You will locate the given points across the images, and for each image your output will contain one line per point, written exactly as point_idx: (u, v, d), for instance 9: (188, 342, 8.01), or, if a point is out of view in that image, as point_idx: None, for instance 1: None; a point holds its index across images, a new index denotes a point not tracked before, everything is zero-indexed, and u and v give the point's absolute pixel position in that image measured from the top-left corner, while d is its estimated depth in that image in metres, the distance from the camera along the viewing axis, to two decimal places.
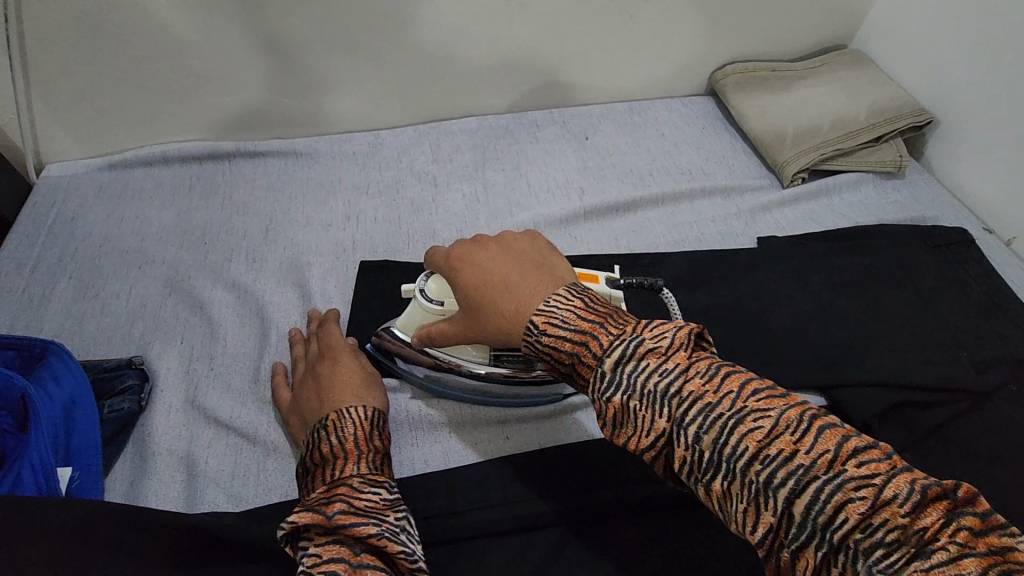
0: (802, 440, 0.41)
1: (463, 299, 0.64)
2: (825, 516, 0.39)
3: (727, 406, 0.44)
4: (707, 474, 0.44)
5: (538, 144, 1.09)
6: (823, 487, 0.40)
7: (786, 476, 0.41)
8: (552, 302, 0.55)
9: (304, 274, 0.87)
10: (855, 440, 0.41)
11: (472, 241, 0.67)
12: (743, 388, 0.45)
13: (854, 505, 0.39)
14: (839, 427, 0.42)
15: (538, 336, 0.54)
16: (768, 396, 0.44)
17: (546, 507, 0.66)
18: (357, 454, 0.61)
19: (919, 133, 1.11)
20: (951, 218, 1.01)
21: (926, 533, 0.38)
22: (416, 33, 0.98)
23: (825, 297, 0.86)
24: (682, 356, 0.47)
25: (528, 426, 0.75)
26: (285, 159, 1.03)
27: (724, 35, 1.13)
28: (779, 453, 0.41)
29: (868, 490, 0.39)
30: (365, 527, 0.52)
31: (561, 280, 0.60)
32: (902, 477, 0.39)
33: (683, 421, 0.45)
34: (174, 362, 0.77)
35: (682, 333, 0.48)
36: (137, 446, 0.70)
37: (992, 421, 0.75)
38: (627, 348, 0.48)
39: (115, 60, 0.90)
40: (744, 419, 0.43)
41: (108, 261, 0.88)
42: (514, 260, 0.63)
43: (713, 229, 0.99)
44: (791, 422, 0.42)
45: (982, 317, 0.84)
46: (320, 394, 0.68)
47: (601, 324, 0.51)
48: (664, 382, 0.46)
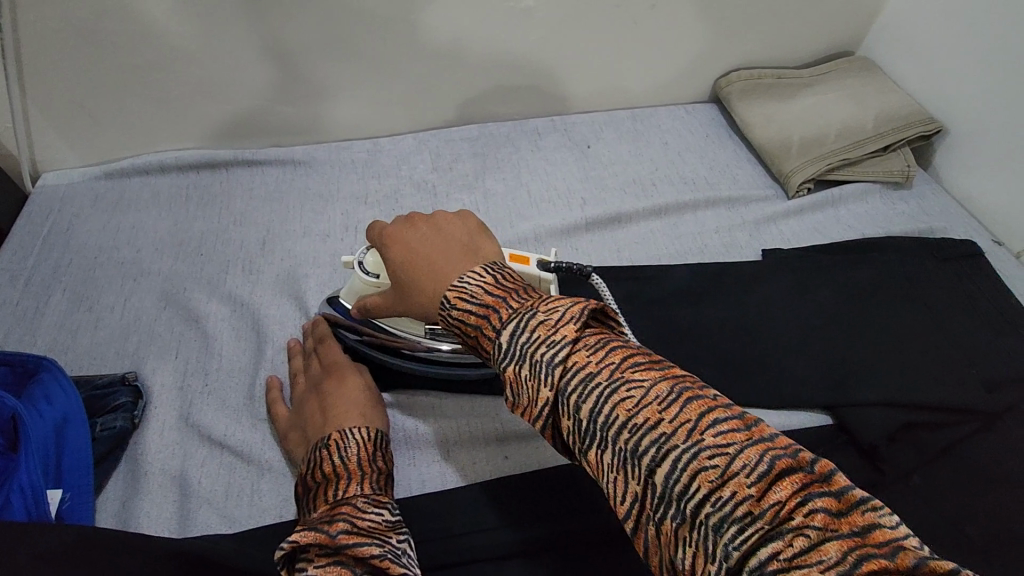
0: (667, 411, 0.40)
1: (392, 276, 0.63)
2: (681, 486, 0.37)
3: (605, 376, 0.42)
4: (584, 443, 0.43)
5: (540, 153, 1.08)
6: (681, 455, 0.38)
7: (650, 445, 0.39)
8: (465, 278, 0.53)
9: (299, 286, 0.86)
10: (721, 411, 0.39)
11: (404, 219, 0.65)
12: (623, 360, 0.43)
13: (707, 473, 0.37)
14: (709, 400, 0.40)
15: (449, 310, 0.52)
16: (647, 366, 0.43)
17: (545, 530, 0.65)
18: (360, 475, 0.60)
19: (927, 142, 1.09)
20: (959, 230, 0.99)
21: (779, 509, 0.35)
22: (417, 39, 0.96)
23: (830, 312, 0.85)
24: (572, 328, 0.45)
25: (527, 444, 0.73)
26: (284, 168, 1.02)
27: (729, 41, 1.11)
28: (645, 422, 0.40)
29: (720, 458, 0.37)
30: (369, 547, 0.50)
31: (482, 258, 0.57)
32: (755, 448, 0.37)
33: (563, 390, 0.43)
34: (168, 378, 0.76)
35: (575, 307, 0.46)
36: (129, 465, 0.69)
37: (1002, 441, 0.74)
38: (520, 322, 0.46)
39: (113, 68, 0.89)
40: (618, 388, 0.42)
41: (103, 273, 0.86)
42: (441, 239, 0.60)
43: (717, 241, 0.97)
44: (662, 392, 0.41)
45: (991, 334, 0.82)
46: (324, 413, 0.67)
47: (505, 299, 0.50)
48: (549, 353, 0.44)
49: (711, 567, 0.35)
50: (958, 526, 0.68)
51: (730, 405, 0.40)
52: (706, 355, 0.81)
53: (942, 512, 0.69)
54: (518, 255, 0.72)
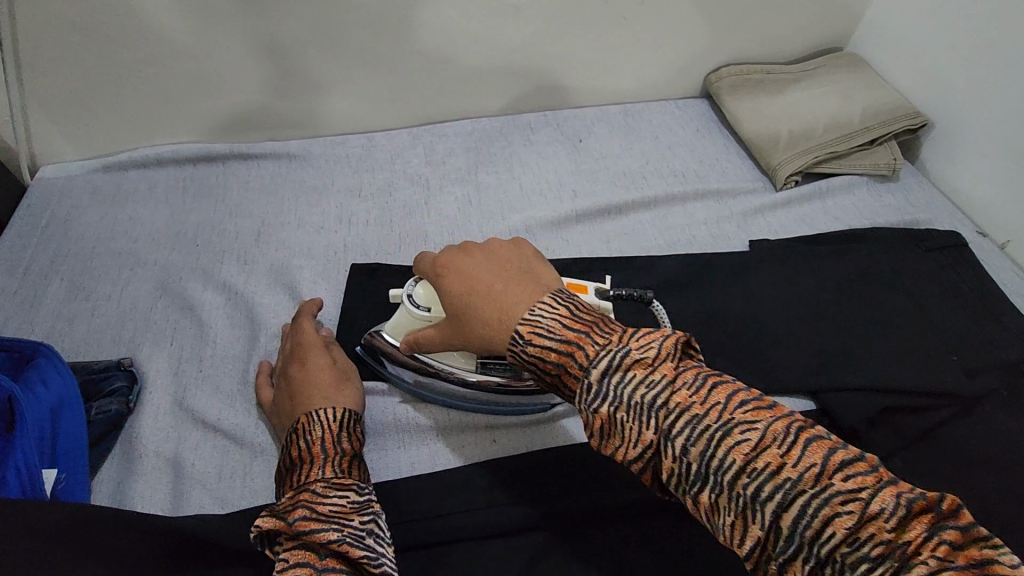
0: (788, 454, 0.44)
1: (449, 306, 0.62)
2: (813, 530, 0.42)
3: (714, 419, 0.46)
4: (696, 485, 0.46)
5: (532, 147, 1.09)
6: (809, 500, 0.42)
7: (772, 489, 0.43)
8: (536, 312, 0.55)
9: (293, 276, 0.88)
10: (841, 453, 0.43)
11: (456, 248, 0.66)
12: (729, 401, 0.47)
13: (840, 519, 0.41)
14: (825, 440, 0.44)
15: (523, 346, 0.54)
16: (756, 408, 0.47)
17: (531, 511, 0.66)
18: (323, 458, 0.61)
19: (914, 136, 1.10)
20: (945, 222, 1.01)
21: (907, 547, 0.40)
22: (409, 33, 0.98)
23: (816, 301, 0.86)
24: (669, 366, 0.49)
25: (515, 430, 0.75)
26: (279, 162, 1.03)
27: (718, 37, 1.13)
28: (765, 466, 0.44)
29: (853, 504, 0.41)
30: (326, 532, 0.52)
31: (546, 286, 0.58)
32: (886, 491, 0.41)
33: (672, 433, 0.47)
34: (163, 364, 0.77)
35: (669, 342, 0.50)
36: (124, 448, 0.70)
37: (983, 426, 0.75)
38: (612, 358, 0.50)
39: (110, 63, 0.91)
40: (731, 432, 0.46)
41: (100, 263, 0.88)
42: (501, 266, 0.61)
43: (706, 232, 0.98)
44: (778, 434, 0.45)
45: (974, 321, 0.84)
46: (293, 395, 0.68)
47: (587, 334, 0.52)
48: (651, 396, 0.48)
49: None
50: None
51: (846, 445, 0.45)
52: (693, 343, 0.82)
53: None
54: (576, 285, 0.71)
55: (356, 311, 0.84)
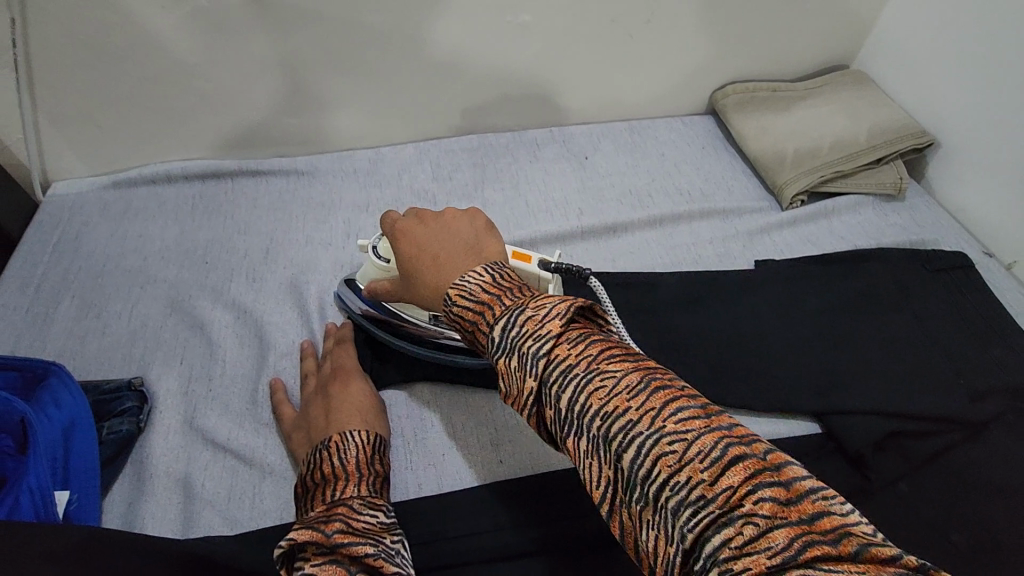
0: (635, 398, 0.40)
1: (402, 269, 0.66)
2: (645, 471, 0.38)
3: (583, 367, 0.43)
4: (562, 429, 0.43)
5: (538, 163, 1.10)
6: (645, 442, 0.38)
7: (618, 431, 0.39)
8: (466, 278, 0.55)
9: (302, 294, 0.88)
10: (686, 401, 0.39)
11: (413, 214, 0.68)
12: (600, 352, 0.44)
13: (667, 458, 0.37)
14: (675, 391, 0.40)
15: (450, 306, 0.55)
16: (620, 359, 0.43)
17: (539, 534, 0.66)
18: (357, 477, 0.62)
19: (919, 154, 1.11)
20: (950, 241, 1.01)
21: (731, 494, 0.35)
22: (418, 51, 0.99)
23: (822, 322, 0.86)
24: (557, 323, 0.46)
25: (521, 449, 0.75)
26: (287, 178, 1.04)
27: (725, 55, 1.13)
28: (615, 409, 0.40)
29: (680, 445, 0.37)
30: (362, 546, 0.53)
31: (488, 258, 0.60)
32: (712, 436, 0.37)
33: (548, 380, 0.44)
34: (174, 383, 0.78)
35: (563, 304, 0.47)
36: (135, 468, 0.71)
37: (990, 451, 0.75)
38: (511, 317, 0.48)
39: (122, 82, 0.92)
40: (592, 377, 0.42)
41: (111, 280, 0.89)
42: (449, 238, 0.63)
43: (712, 251, 0.99)
44: (632, 382, 0.41)
45: (980, 343, 0.84)
46: (328, 413, 0.69)
47: (500, 297, 0.51)
48: (534, 346, 0.45)
49: (669, 548, 0.36)
50: (945, 533, 0.70)
51: (697, 397, 0.41)
52: (699, 363, 0.83)
53: (929, 520, 0.71)
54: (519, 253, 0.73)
55: None
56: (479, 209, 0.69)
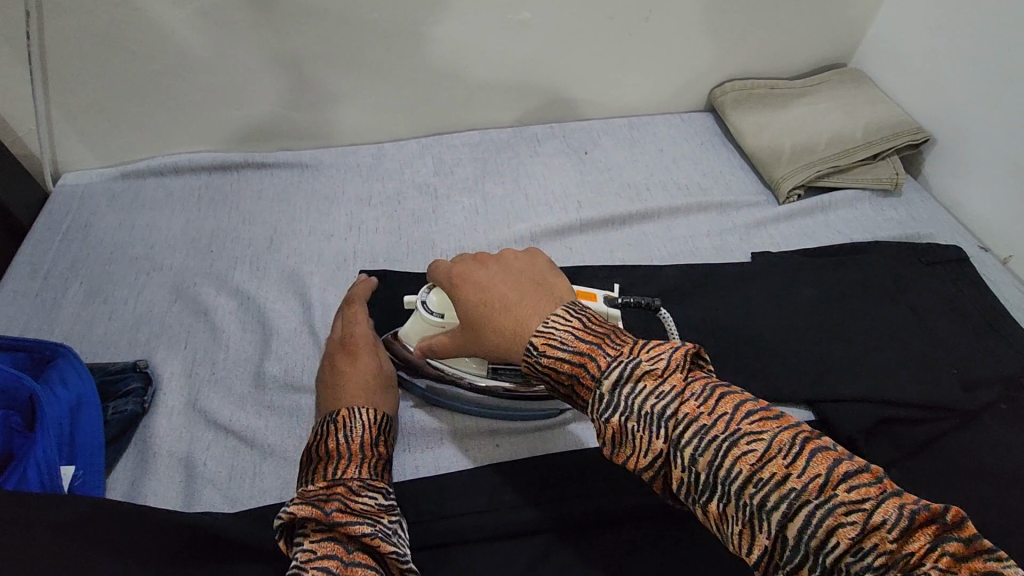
0: (794, 465, 0.44)
1: (463, 316, 0.66)
2: (818, 541, 0.42)
3: (722, 429, 0.47)
4: (704, 495, 0.47)
5: (538, 158, 1.12)
6: (814, 511, 0.42)
7: (778, 499, 0.43)
8: (551, 324, 0.57)
9: (303, 283, 0.90)
10: (846, 464, 0.44)
11: (471, 259, 0.69)
12: (737, 411, 0.47)
13: (845, 529, 0.41)
14: (831, 451, 0.44)
15: (537, 357, 0.56)
16: (761, 418, 0.47)
17: (534, 515, 0.67)
18: (360, 458, 0.63)
19: (916, 151, 1.12)
20: (945, 235, 1.02)
21: (911, 558, 0.40)
22: (421, 47, 1.00)
23: (817, 311, 0.87)
24: (678, 377, 0.50)
25: (517, 436, 0.76)
26: (291, 171, 1.06)
27: (724, 53, 1.15)
28: (771, 476, 0.44)
29: (857, 515, 0.41)
30: (359, 526, 0.55)
31: (561, 300, 0.61)
32: (888, 502, 0.41)
33: (679, 443, 0.47)
34: (178, 366, 0.79)
35: (677, 354, 0.51)
36: (138, 448, 0.72)
37: (981, 439, 0.75)
38: (623, 369, 0.51)
39: (131, 73, 0.94)
40: (738, 443, 0.46)
41: (119, 267, 0.91)
42: (516, 279, 0.65)
43: (708, 244, 1.00)
44: (784, 445, 0.45)
45: (974, 335, 0.84)
46: (335, 389, 0.71)
47: (599, 346, 0.53)
48: (660, 405, 0.48)
49: None
50: None
51: (852, 456, 0.45)
52: None
53: None
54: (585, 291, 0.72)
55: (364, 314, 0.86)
56: (536, 249, 0.71)
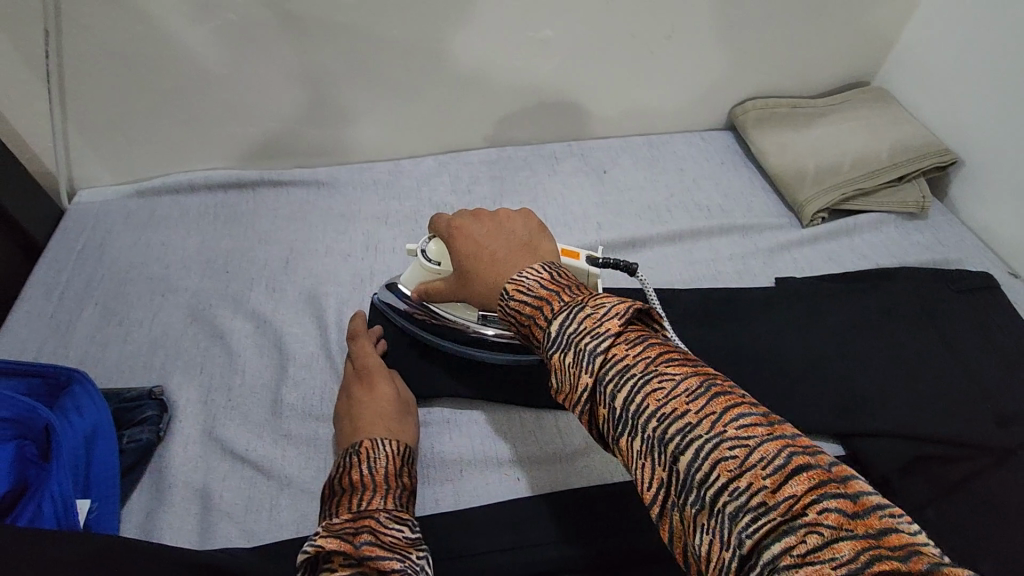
0: (695, 402, 0.41)
1: (456, 265, 0.68)
2: (703, 473, 0.39)
3: (639, 368, 0.45)
4: (617, 430, 0.45)
5: (557, 177, 1.10)
6: (704, 446, 0.39)
7: (675, 433, 0.41)
8: (524, 273, 0.57)
9: (320, 305, 0.88)
10: (749, 409, 0.41)
11: (469, 212, 0.70)
12: (659, 355, 0.45)
13: (726, 463, 0.38)
14: (737, 397, 0.41)
15: (507, 300, 0.57)
16: (680, 363, 0.45)
17: (557, 553, 0.66)
18: (385, 488, 0.62)
19: (942, 173, 1.09)
20: (975, 261, 0.99)
21: (794, 503, 0.36)
22: (440, 65, 0.99)
23: (844, 340, 0.85)
24: (615, 322, 0.48)
25: (540, 467, 0.75)
26: (307, 189, 1.05)
27: (744, 72, 1.13)
28: (672, 411, 0.42)
29: (740, 449, 0.38)
30: (389, 561, 0.52)
31: (542, 258, 0.63)
32: (773, 443, 0.38)
33: (602, 379, 0.46)
34: (193, 393, 0.78)
35: (621, 305, 0.49)
36: (153, 478, 0.71)
37: (1019, 478, 0.72)
38: (570, 314, 0.50)
39: (148, 91, 0.93)
40: (651, 379, 0.44)
41: (133, 288, 0.90)
42: (507, 236, 0.66)
43: (731, 267, 0.98)
44: (692, 386, 0.42)
45: (1008, 368, 0.82)
46: (354, 417, 0.71)
47: (559, 294, 0.53)
48: (591, 343, 0.47)
49: (725, 555, 0.37)
50: (975, 563, 0.68)
51: (759, 405, 0.42)
52: None
53: (958, 549, 0.69)
54: (569, 250, 0.73)
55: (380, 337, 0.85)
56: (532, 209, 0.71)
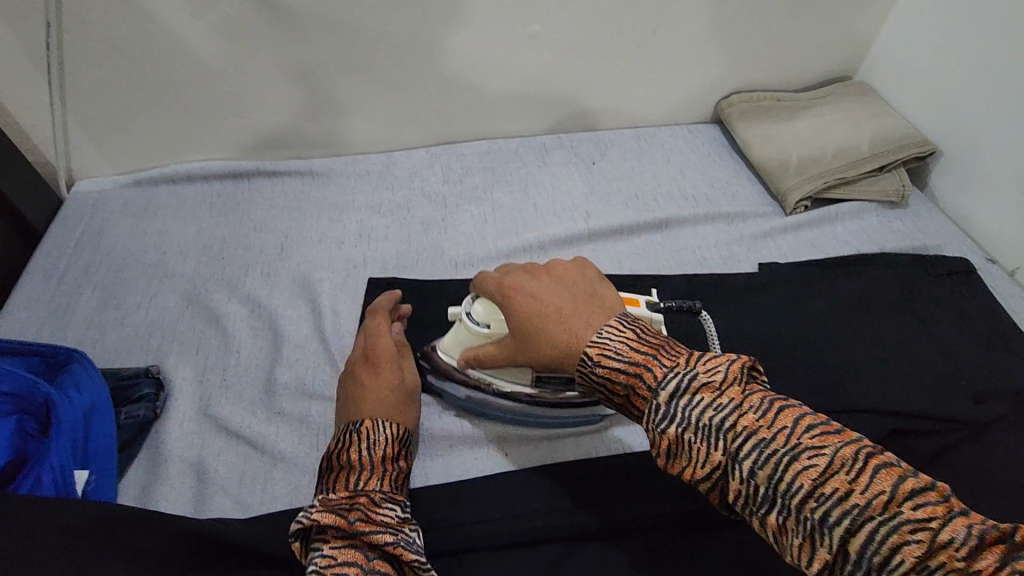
0: (857, 480, 0.45)
1: (515, 326, 0.67)
2: (881, 556, 0.43)
3: (781, 444, 0.48)
4: (763, 507, 0.48)
5: (546, 168, 1.13)
6: (878, 527, 0.43)
7: (841, 514, 0.44)
8: (604, 334, 0.59)
9: (314, 290, 0.90)
10: (910, 481, 0.44)
11: (523, 273, 0.71)
12: (797, 425, 0.48)
13: (910, 546, 0.42)
14: (894, 467, 0.45)
15: (592, 367, 0.58)
16: (823, 433, 0.48)
17: (544, 523, 0.68)
18: (381, 470, 0.64)
19: (922, 163, 1.12)
20: (953, 247, 1.02)
21: None
22: (432, 58, 1.02)
23: (824, 323, 0.87)
24: (735, 390, 0.51)
25: (525, 444, 0.77)
26: (302, 179, 1.07)
27: (730, 67, 1.16)
28: (833, 491, 0.45)
29: (922, 533, 0.42)
30: (382, 535, 0.57)
31: (611, 312, 0.63)
32: (955, 520, 0.42)
33: (739, 456, 0.49)
34: (189, 372, 0.80)
35: (735, 367, 0.52)
36: (149, 453, 0.72)
37: (991, 451, 0.75)
38: (680, 382, 0.52)
39: (146, 83, 0.95)
40: (798, 457, 0.47)
41: (131, 274, 0.92)
42: (569, 291, 0.66)
43: (716, 254, 1.01)
44: (846, 460, 0.46)
45: (983, 348, 0.84)
46: (358, 395, 0.71)
47: (655, 357, 0.55)
48: (720, 418, 0.50)
49: None
50: None
51: (914, 472, 0.46)
52: None
53: None
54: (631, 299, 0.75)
55: None
56: (584, 260, 0.73)
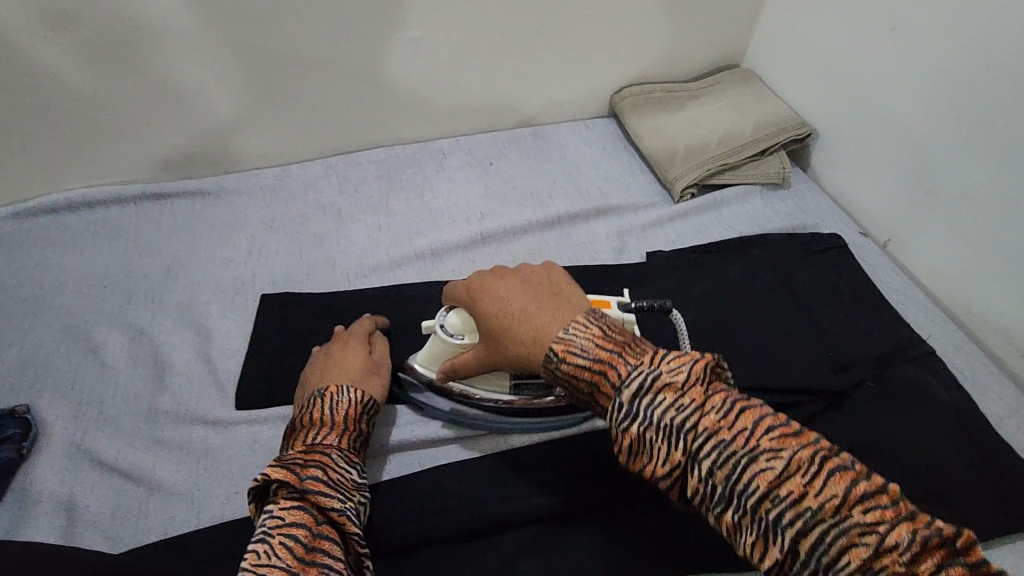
0: (812, 483, 0.44)
1: (483, 328, 0.67)
2: (830, 559, 0.42)
3: (741, 445, 0.46)
4: (718, 506, 0.47)
5: (443, 171, 1.13)
6: (829, 530, 0.42)
7: (793, 516, 0.43)
8: (570, 330, 0.58)
9: (199, 313, 0.89)
10: (863, 484, 0.43)
11: (490, 273, 0.70)
12: (756, 426, 0.47)
13: (858, 550, 0.41)
14: (848, 469, 0.44)
15: (558, 362, 0.57)
16: (781, 434, 0.46)
17: (426, 526, 0.70)
18: (342, 428, 0.69)
19: (803, 145, 1.17)
20: (830, 225, 1.07)
21: None
22: (313, 69, 1.01)
23: (703, 305, 0.90)
24: (697, 391, 0.50)
25: (411, 454, 0.77)
26: (192, 200, 1.05)
27: (617, 63, 1.19)
28: (788, 494, 0.44)
29: (870, 536, 0.41)
30: (331, 501, 0.58)
31: (575, 309, 0.62)
32: (903, 525, 0.42)
33: (698, 456, 0.47)
34: (63, 409, 0.78)
35: (699, 368, 0.50)
36: (17, 494, 0.71)
37: (851, 417, 0.79)
38: (644, 380, 0.51)
39: (12, 113, 0.91)
40: (757, 459, 0.46)
41: (4, 312, 0.88)
42: (535, 288, 0.65)
43: (606, 247, 1.03)
44: (802, 463, 0.45)
45: (847, 320, 0.90)
46: (324, 370, 0.76)
47: (620, 355, 0.54)
48: (680, 417, 0.48)
49: None
50: None
51: (869, 474, 0.45)
52: None
53: None
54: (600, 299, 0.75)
55: (262, 337, 0.86)
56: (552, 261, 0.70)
